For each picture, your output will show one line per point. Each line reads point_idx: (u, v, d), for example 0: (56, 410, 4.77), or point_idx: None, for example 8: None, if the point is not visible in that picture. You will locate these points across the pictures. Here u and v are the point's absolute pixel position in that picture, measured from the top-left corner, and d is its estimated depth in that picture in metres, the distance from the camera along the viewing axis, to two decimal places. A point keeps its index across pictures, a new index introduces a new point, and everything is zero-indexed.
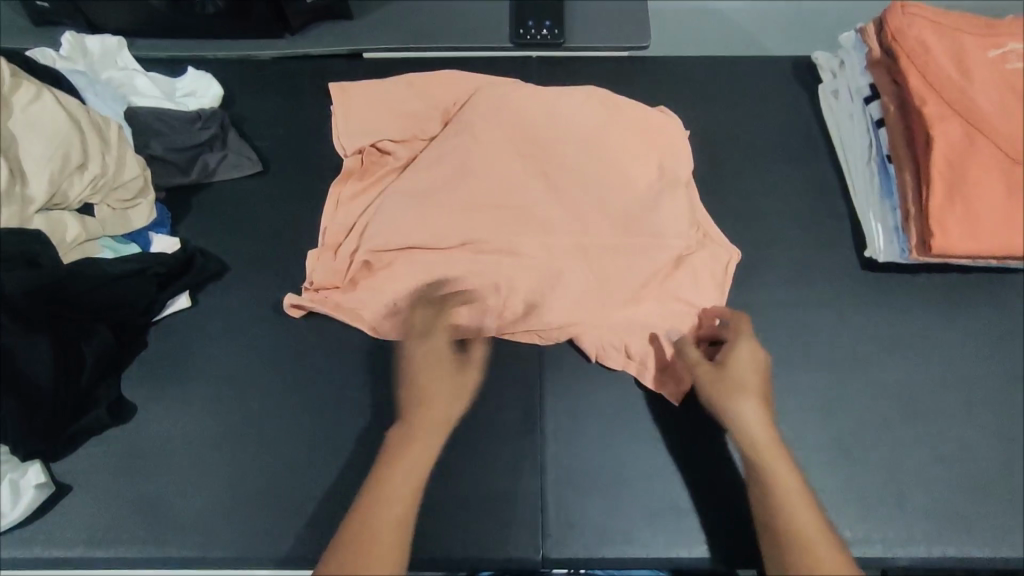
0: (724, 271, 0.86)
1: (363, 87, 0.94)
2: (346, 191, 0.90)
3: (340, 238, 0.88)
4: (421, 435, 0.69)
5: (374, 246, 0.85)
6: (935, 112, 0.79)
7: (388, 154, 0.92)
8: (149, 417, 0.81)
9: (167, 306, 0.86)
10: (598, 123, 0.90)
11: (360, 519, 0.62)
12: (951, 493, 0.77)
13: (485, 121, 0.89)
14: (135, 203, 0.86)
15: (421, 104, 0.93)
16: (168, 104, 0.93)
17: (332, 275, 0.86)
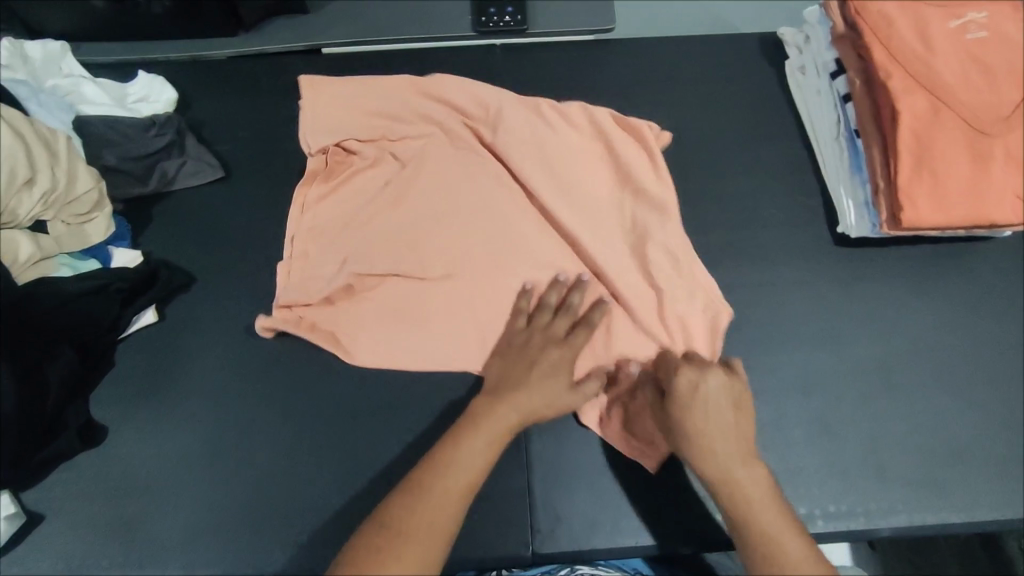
0: (713, 326, 0.81)
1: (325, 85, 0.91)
2: (311, 194, 0.88)
3: (308, 244, 0.86)
4: (489, 440, 0.69)
5: (346, 258, 0.84)
6: (899, 86, 0.79)
7: (354, 157, 0.90)
8: (122, 437, 0.79)
9: (132, 323, 0.83)
10: (577, 143, 0.89)
11: (404, 517, 0.64)
12: (930, 461, 0.79)
13: (456, 141, 0.90)
14: (91, 217, 0.82)
15: (388, 113, 0.91)
16: (120, 111, 0.88)
17: (304, 286, 0.83)
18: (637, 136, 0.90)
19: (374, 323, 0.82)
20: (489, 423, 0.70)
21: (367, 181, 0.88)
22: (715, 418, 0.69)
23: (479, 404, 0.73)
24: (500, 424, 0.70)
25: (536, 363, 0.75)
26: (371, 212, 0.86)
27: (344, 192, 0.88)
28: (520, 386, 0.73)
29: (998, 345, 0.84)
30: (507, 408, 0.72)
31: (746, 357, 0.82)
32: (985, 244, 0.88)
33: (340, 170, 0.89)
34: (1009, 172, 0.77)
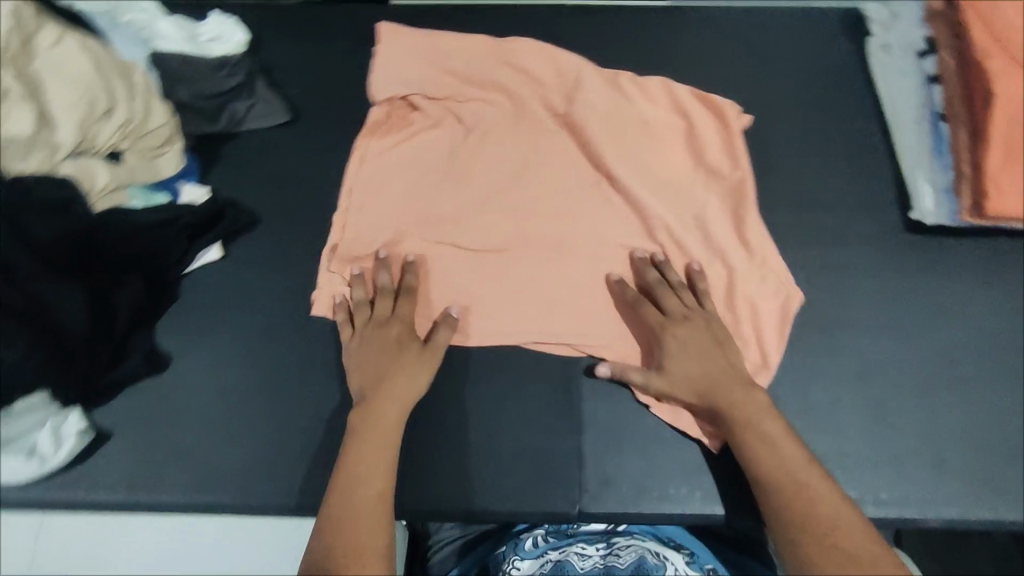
0: (782, 311, 0.81)
1: (406, 33, 0.91)
2: (372, 147, 0.88)
3: (364, 198, 0.86)
4: (384, 436, 0.70)
5: (403, 214, 0.85)
6: (999, 67, 0.75)
7: (414, 112, 0.90)
8: (186, 367, 0.82)
9: (196, 259, 0.84)
10: (650, 121, 0.88)
11: (345, 542, 0.60)
12: (988, 457, 0.77)
13: (525, 104, 0.90)
14: (162, 150, 0.84)
15: (461, 71, 0.90)
16: (195, 52, 0.87)
17: (362, 239, 0.84)
18: (720, 115, 0.88)
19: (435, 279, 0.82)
20: (374, 427, 0.70)
21: (426, 136, 0.88)
22: (699, 368, 0.74)
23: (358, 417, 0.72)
24: (382, 419, 0.71)
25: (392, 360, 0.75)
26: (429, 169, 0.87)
27: (400, 145, 0.88)
28: (390, 382, 0.73)
29: None
30: (388, 404, 0.72)
31: (805, 340, 0.81)
32: None
33: (395, 124, 0.89)
34: None
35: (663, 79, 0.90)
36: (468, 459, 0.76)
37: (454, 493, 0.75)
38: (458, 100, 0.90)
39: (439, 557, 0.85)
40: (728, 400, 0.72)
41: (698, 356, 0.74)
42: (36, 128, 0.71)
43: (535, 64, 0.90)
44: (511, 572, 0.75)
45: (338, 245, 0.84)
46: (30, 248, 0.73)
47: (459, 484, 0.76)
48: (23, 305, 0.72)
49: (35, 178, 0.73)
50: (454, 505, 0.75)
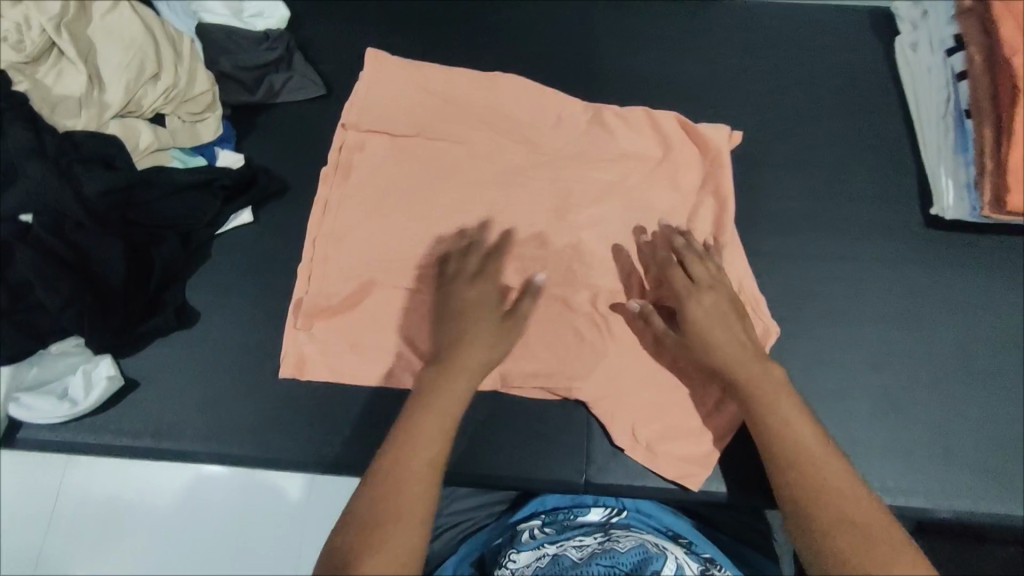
0: None
1: (386, 62, 0.90)
2: (333, 193, 0.85)
3: (326, 247, 0.83)
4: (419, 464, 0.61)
5: (370, 259, 0.83)
6: None
7: (382, 148, 0.87)
8: (213, 323, 0.84)
9: (231, 220, 0.87)
10: (622, 157, 0.87)
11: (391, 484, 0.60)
12: (998, 449, 0.77)
13: (504, 131, 0.88)
14: (204, 117, 0.88)
15: (439, 94, 0.89)
16: (237, 24, 0.94)
17: (324, 292, 0.82)
18: (703, 147, 0.87)
19: (411, 313, 0.81)
20: (411, 452, 0.62)
21: (396, 171, 0.86)
22: (728, 335, 0.73)
23: (396, 434, 0.64)
24: (428, 442, 0.63)
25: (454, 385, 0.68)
26: (402, 206, 0.84)
27: (372, 183, 0.86)
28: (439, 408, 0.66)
29: None
30: (431, 430, 0.64)
31: (817, 329, 0.81)
32: None
33: (361, 160, 0.86)
34: None
35: (632, 111, 0.89)
36: (482, 426, 0.79)
37: (464, 458, 0.78)
38: (430, 135, 0.87)
39: (438, 542, 0.82)
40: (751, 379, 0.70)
41: (722, 324, 0.73)
42: (87, 85, 0.80)
43: (499, 93, 0.89)
44: (507, 565, 0.71)
45: (303, 300, 0.82)
46: (79, 202, 0.76)
47: (470, 450, 0.78)
48: (69, 255, 0.75)
49: (86, 133, 0.79)
50: (463, 470, 0.77)
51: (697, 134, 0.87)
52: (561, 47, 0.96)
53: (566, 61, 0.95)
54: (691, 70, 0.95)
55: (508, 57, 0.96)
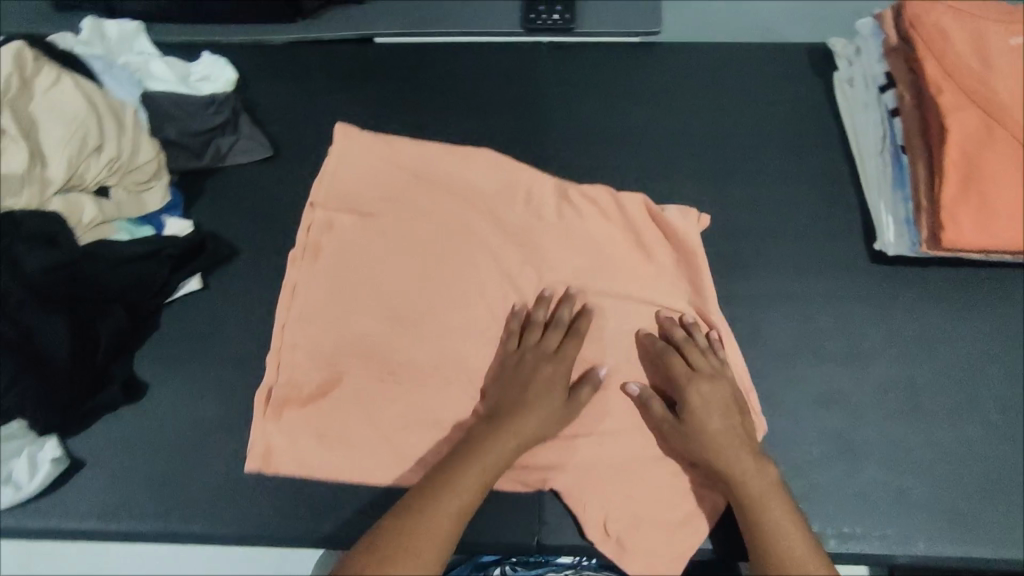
0: None
1: (356, 136, 0.91)
2: (302, 277, 0.86)
3: (296, 335, 0.84)
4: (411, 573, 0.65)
5: (334, 338, 0.84)
6: (951, 102, 0.77)
7: (351, 229, 0.88)
8: (162, 396, 0.84)
9: (178, 289, 0.88)
10: (591, 238, 0.86)
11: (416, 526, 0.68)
12: (952, 490, 0.77)
13: (471, 214, 0.88)
14: (150, 186, 0.88)
15: (409, 170, 0.90)
16: (182, 90, 0.94)
17: (293, 381, 0.83)
18: (672, 232, 0.86)
19: (364, 377, 0.83)
20: (407, 559, 0.66)
21: (359, 249, 0.87)
22: (729, 429, 0.73)
23: (396, 535, 0.67)
24: (424, 552, 0.66)
25: (464, 495, 0.70)
26: (366, 288, 0.86)
27: (339, 263, 0.87)
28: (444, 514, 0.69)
29: None
30: (427, 542, 0.67)
31: (769, 374, 0.81)
32: None
33: (330, 241, 0.87)
34: None
35: (600, 189, 0.88)
36: None
37: None
38: (397, 212, 0.88)
39: None
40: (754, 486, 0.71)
41: (724, 418, 0.74)
42: (28, 162, 0.76)
43: (467, 178, 0.89)
44: None
45: (271, 391, 0.83)
46: (22, 283, 0.74)
47: None
48: (11, 338, 0.73)
49: (28, 212, 0.76)
50: None
51: (671, 221, 0.86)
52: (504, 99, 0.97)
53: (509, 112, 0.96)
54: (633, 116, 0.95)
55: (452, 112, 0.97)
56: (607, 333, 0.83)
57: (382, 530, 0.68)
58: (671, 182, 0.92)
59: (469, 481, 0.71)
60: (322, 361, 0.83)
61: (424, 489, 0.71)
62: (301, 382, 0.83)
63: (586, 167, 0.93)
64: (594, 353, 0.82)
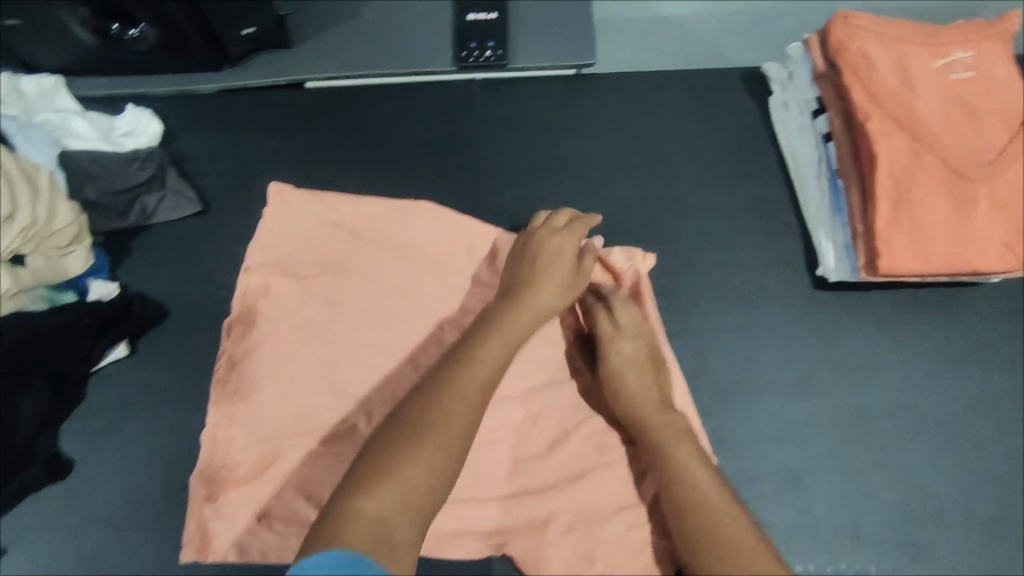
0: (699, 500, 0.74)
1: (293, 199, 0.87)
2: (239, 345, 0.83)
3: (231, 408, 0.80)
4: (414, 481, 0.56)
5: (271, 411, 0.79)
6: (879, 128, 0.77)
7: (288, 290, 0.84)
8: (90, 471, 0.80)
9: (103, 357, 0.84)
10: None
11: (388, 462, 0.56)
12: (903, 518, 0.76)
13: (410, 265, 0.86)
14: (70, 249, 0.81)
15: (348, 230, 0.87)
16: (106, 146, 0.90)
17: (227, 459, 0.78)
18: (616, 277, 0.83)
19: (300, 441, 0.79)
20: (413, 463, 0.57)
21: (298, 313, 0.83)
22: (650, 389, 0.74)
23: (395, 438, 0.58)
24: (429, 459, 0.58)
25: (470, 391, 0.62)
26: (309, 357, 0.81)
27: (278, 331, 0.82)
28: (450, 418, 0.60)
29: (980, 403, 0.80)
30: (402, 473, 0.56)
31: (717, 410, 0.79)
32: (975, 292, 0.85)
33: (266, 305, 0.83)
34: (992, 218, 0.75)
35: None
36: None
37: None
38: (337, 273, 0.85)
39: None
40: (662, 441, 0.70)
41: (642, 375, 0.74)
42: None
43: (403, 230, 0.87)
44: None
45: (206, 473, 0.78)
46: None
47: None
48: None
49: None
50: None
51: (609, 266, 0.83)
52: (440, 139, 0.95)
53: (445, 154, 0.95)
54: (571, 150, 0.94)
55: (388, 156, 0.95)
56: (553, 380, 0.80)
57: (381, 433, 0.60)
58: (613, 216, 0.90)
59: (473, 378, 0.63)
60: (258, 430, 0.79)
61: (420, 392, 0.62)
62: (233, 454, 0.78)
63: (524, 206, 0.92)
64: (539, 400, 0.79)
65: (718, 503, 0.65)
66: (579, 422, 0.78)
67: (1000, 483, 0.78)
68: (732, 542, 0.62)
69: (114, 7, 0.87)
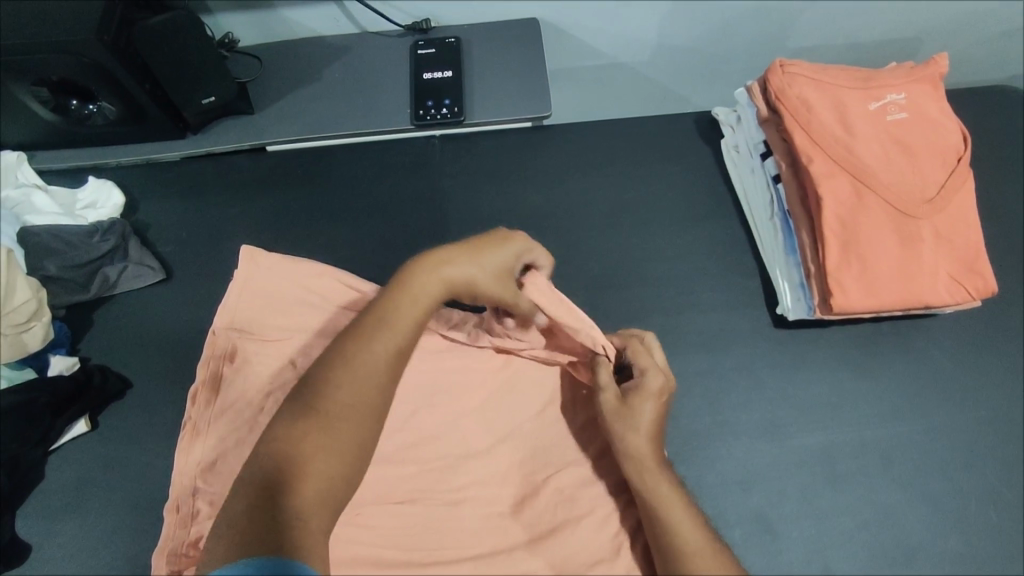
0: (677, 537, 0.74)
1: (262, 260, 0.87)
2: (203, 415, 0.80)
3: (197, 480, 0.77)
4: (329, 467, 0.60)
5: (233, 480, 0.77)
6: (822, 170, 0.80)
7: (253, 355, 0.83)
8: (48, 555, 0.78)
9: (63, 434, 0.83)
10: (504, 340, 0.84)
11: (293, 464, 0.59)
12: (878, 556, 0.75)
13: None
14: (29, 325, 0.80)
15: (314, 291, 0.88)
16: (67, 220, 0.91)
17: (191, 534, 0.75)
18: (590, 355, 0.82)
19: None
20: (322, 453, 0.60)
21: (265, 377, 0.82)
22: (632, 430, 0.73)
23: (303, 427, 0.61)
24: (339, 446, 0.61)
25: (377, 368, 0.64)
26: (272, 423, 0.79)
27: (240, 400, 0.81)
28: (355, 399, 0.63)
29: (947, 432, 0.81)
30: (309, 470, 0.59)
31: (686, 457, 0.79)
32: (929, 323, 0.87)
33: (233, 371, 0.82)
34: (937, 252, 0.79)
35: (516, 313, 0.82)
36: None
37: None
38: (301, 336, 0.85)
39: None
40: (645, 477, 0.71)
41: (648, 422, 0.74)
42: None
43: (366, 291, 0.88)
44: None
45: (171, 549, 0.74)
46: None
47: None
48: None
49: None
50: None
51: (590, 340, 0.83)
52: (403, 197, 0.97)
53: (408, 210, 0.96)
54: (531, 201, 0.96)
55: (351, 214, 0.97)
56: (522, 433, 0.81)
57: (287, 424, 0.62)
58: (575, 265, 0.91)
59: (382, 352, 0.65)
60: (221, 502, 0.76)
61: (321, 374, 0.64)
62: (192, 526, 0.75)
63: None
64: (509, 454, 0.79)
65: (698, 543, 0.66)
66: (547, 476, 0.78)
67: (973, 512, 0.77)
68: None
69: (74, 85, 0.89)
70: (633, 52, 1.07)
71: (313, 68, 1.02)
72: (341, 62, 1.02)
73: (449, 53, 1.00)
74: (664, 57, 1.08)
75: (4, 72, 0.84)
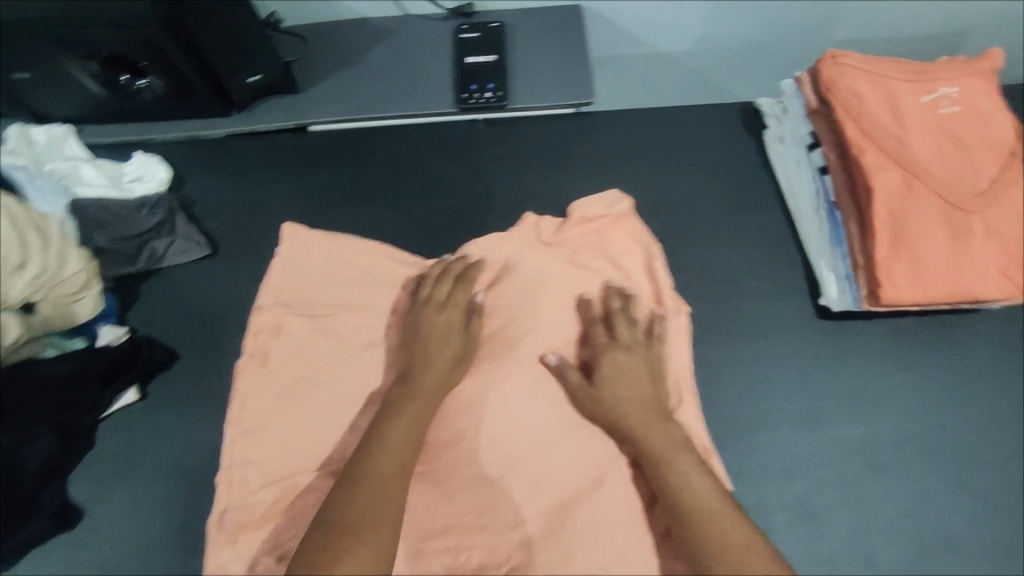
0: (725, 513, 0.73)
1: (309, 237, 0.88)
2: (251, 385, 0.81)
3: (246, 450, 0.78)
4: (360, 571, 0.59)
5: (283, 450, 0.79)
6: (872, 162, 0.80)
7: (301, 329, 0.84)
8: (101, 521, 0.80)
9: (113, 402, 0.84)
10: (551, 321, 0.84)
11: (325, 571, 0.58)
12: (917, 545, 0.76)
13: None
14: (78, 296, 0.81)
15: (359, 269, 0.88)
16: (114, 193, 0.91)
17: (244, 500, 0.76)
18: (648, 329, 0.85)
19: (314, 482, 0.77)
20: (351, 559, 0.59)
21: (313, 353, 0.83)
22: (619, 391, 0.77)
23: (325, 542, 0.61)
24: (367, 550, 0.61)
25: (390, 479, 0.67)
26: (322, 397, 0.81)
27: (289, 374, 0.82)
28: (377, 508, 0.64)
29: (990, 426, 0.81)
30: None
31: (729, 443, 0.79)
32: (974, 318, 0.86)
33: (281, 344, 0.83)
34: (989, 247, 0.78)
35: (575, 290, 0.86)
36: None
37: None
38: (348, 312, 0.86)
39: None
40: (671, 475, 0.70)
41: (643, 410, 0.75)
42: None
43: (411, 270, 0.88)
44: None
45: (224, 515, 0.76)
46: None
47: None
48: None
49: None
50: None
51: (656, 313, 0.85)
52: (446, 179, 0.98)
53: (450, 193, 0.97)
54: (572, 188, 0.97)
55: (393, 195, 0.97)
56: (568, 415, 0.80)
57: (311, 543, 0.61)
58: None
59: (388, 465, 0.67)
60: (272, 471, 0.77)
61: (340, 491, 0.65)
62: (243, 495, 0.77)
63: None
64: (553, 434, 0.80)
65: (710, 505, 0.66)
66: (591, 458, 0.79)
67: (1012, 506, 0.78)
68: (739, 560, 0.61)
69: (124, 60, 0.89)
70: (675, 41, 1.06)
71: (357, 50, 1.02)
72: (385, 44, 1.02)
73: (493, 37, 1.00)
74: (705, 47, 1.08)
75: (55, 44, 0.84)
